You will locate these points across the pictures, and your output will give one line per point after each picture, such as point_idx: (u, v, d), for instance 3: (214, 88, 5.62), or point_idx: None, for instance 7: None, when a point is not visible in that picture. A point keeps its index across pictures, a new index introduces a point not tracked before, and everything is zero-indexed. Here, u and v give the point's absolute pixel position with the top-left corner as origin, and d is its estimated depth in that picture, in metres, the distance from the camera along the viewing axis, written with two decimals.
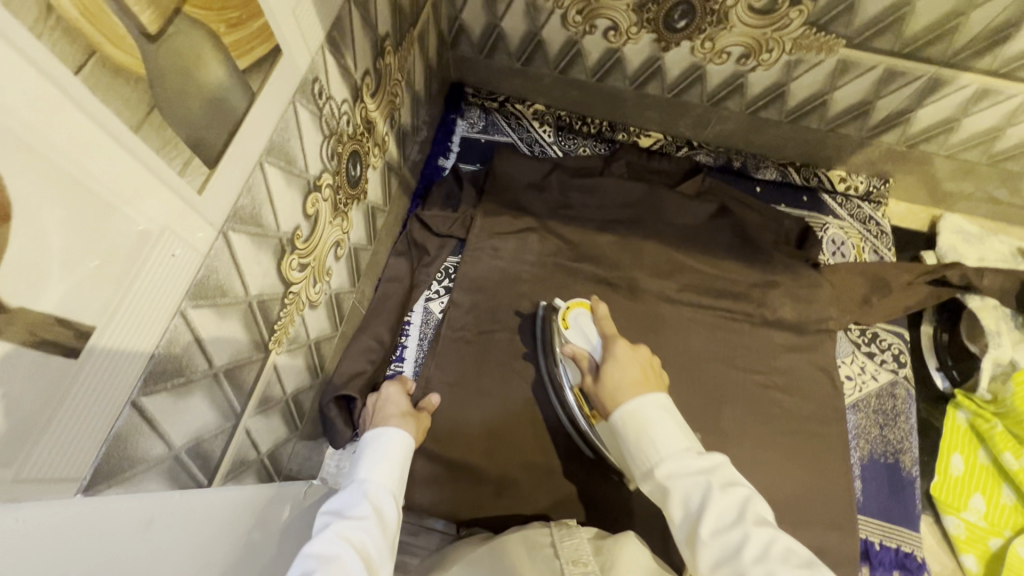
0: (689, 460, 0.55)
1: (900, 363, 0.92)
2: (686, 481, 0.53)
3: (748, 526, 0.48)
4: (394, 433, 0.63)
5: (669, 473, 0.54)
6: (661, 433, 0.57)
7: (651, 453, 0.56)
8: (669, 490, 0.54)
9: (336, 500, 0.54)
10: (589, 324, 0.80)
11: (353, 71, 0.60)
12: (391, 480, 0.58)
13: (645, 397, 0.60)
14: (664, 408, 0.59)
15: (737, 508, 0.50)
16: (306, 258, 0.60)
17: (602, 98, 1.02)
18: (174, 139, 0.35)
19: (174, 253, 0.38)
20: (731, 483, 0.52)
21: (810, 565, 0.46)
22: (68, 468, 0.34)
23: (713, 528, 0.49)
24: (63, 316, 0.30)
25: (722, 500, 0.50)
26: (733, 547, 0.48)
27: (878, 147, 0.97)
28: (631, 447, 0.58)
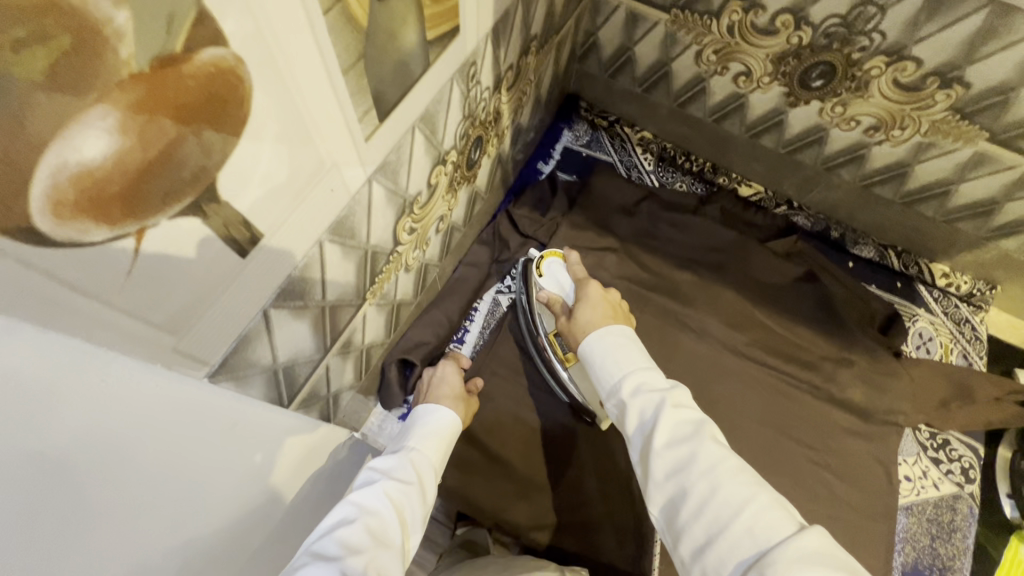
0: (648, 379, 0.53)
1: (968, 479, 0.86)
2: (641, 395, 0.52)
3: (701, 441, 0.47)
4: (447, 413, 0.66)
5: (629, 390, 0.53)
6: (624, 356, 0.55)
7: (613, 374, 0.55)
8: (625, 407, 0.52)
9: (386, 457, 0.57)
10: (562, 270, 0.74)
11: (502, 61, 0.63)
12: (436, 453, 0.60)
13: (601, 329, 0.59)
14: (630, 337, 0.58)
15: (693, 423, 0.49)
16: (417, 224, 0.64)
17: (712, 140, 1.02)
18: (365, 89, 0.39)
19: (333, 188, 0.42)
20: (684, 403, 0.51)
21: (759, 483, 0.46)
22: (208, 352, 0.37)
23: (666, 440, 0.48)
24: (249, 218, 0.34)
25: (676, 416, 0.49)
26: (682, 462, 0.47)
27: (993, 250, 0.92)
28: (596, 369, 0.56)
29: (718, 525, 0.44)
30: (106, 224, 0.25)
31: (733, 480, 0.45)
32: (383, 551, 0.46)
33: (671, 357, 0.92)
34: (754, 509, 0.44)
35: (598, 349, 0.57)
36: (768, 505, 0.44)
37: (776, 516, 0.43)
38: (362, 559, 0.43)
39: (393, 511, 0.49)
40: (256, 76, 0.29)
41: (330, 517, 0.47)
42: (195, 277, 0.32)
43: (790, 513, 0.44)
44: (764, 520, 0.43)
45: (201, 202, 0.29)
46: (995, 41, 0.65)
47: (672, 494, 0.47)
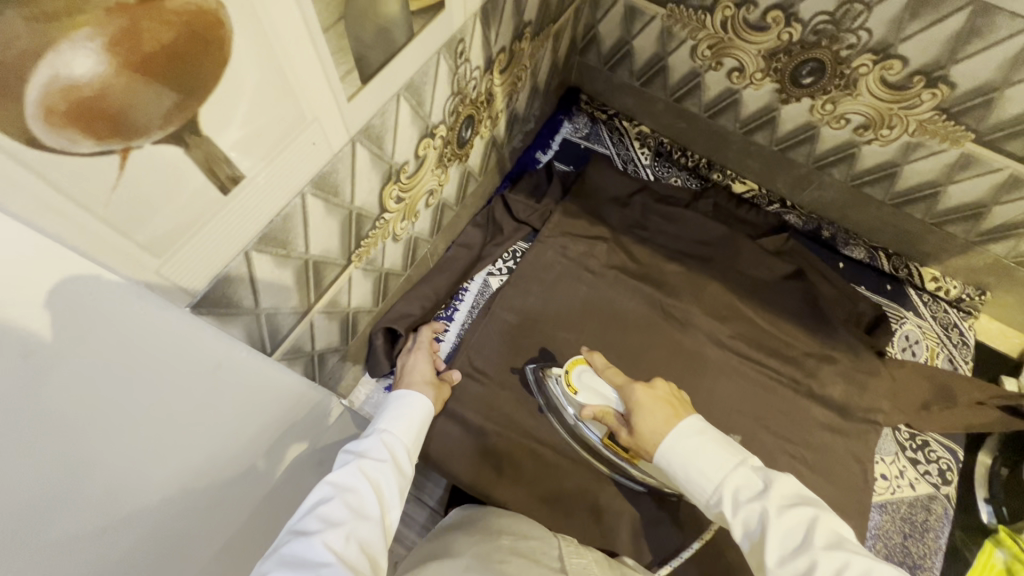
0: (741, 483, 0.53)
1: (945, 481, 0.86)
2: (741, 506, 0.52)
3: (815, 551, 0.46)
4: (419, 398, 0.68)
5: (727, 501, 0.53)
6: (709, 463, 0.55)
7: (705, 485, 0.54)
8: (729, 520, 0.52)
9: (361, 439, 0.60)
10: (594, 376, 0.71)
11: (493, 43, 0.66)
12: (410, 433, 0.63)
13: (677, 436, 0.57)
14: (709, 433, 0.57)
15: (805, 528, 0.48)
16: (405, 193, 0.67)
17: (708, 136, 1.04)
18: (346, 49, 0.42)
19: (315, 142, 0.45)
20: (789, 502, 0.50)
21: None
22: (190, 280, 0.41)
23: (779, 554, 0.48)
24: (230, 157, 0.37)
25: (784, 522, 0.49)
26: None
27: (983, 255, 0.92)
28: (686, 481, 0.56)
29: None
30: (92, 138, 0.28)
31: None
32: (364, 523, 0.50)
33: (654, 346, 0.93)
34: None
35: (679, 461, 0.56)
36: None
37: None
38: (343, 532, 0.48)
39: (370, 487, 0.53)
40: (236, 24, 0.32)
41: (311, 497, 0.51)
42: (175, 206, 0.36)
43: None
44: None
45: (183, 133, 0.33)
46: (979, 41, 0.66)
47: None
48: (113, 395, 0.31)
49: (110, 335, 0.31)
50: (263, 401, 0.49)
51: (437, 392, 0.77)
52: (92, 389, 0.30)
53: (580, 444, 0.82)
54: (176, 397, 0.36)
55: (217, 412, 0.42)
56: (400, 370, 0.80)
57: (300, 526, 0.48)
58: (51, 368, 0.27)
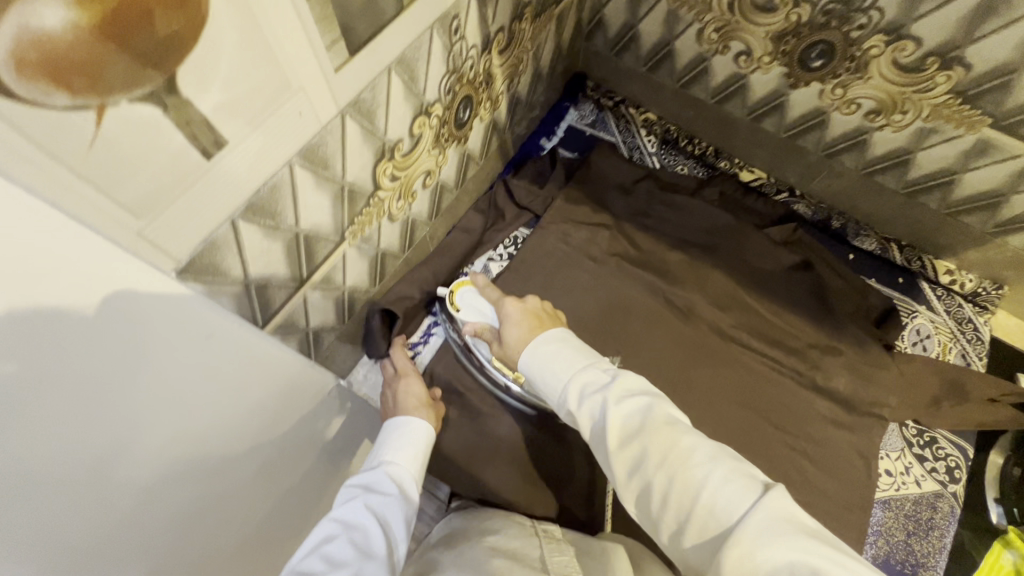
0: (589, 378, 0.53)
1: (953, 478, 0.83)
2: (586, 399, 0.52)
3: (650, 433, 0.48)
4: (422, 421, 0.70)
5: (575, 397, 0.53)
6: (558, 361, 0.55)
7: (556, 384, 0.55)
8: (575, 413, 0.53)
9: (364, 472, 0.62)
10: (475, 296, 0.81)
11: (490, 22, 0.66)
12: (414, 463, 0.65)
13: (536, 340, 0.58)
14: (563, 339, 0.58)
15: (642, 412, 0.50)
16: (400, 171, 0.67)
17: (715, 123, 1.02)
18: (331, 18, 0.42)
19: (301, 112, 0.45)
20: (630, 392, 0.51)
21: (712, 458, 0.47)
22: (176, 246, 0.41)
23: (619, 440, 0.49)
24: (211, 121, 0.38)
25: (624, 410, 0.50)
26: (639, 458, 0.48)
27: (1001, 248, 0.89)
28: (539, 382, 0.57)
29: (684, 512, 0.45)
30: (67, 93, 0.29)
31: (689, 464, 0.47)
32: (368, 561, 0.50)
33: (655, 335, 0.91)
34: (712, 491, 0.45)
35: (536, 364, 0.57)
36: (725, 479, 0.45)
37: (735, 489, 0.45)
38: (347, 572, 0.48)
39: (377, 521, 0.54)
40: None
41: (314, 535, 0.53)
42: (155, 167, 0.36)
43: (747, 479, 0.46)
44: (725, 495, 0.44)
45: (160, 93, 0.34)
46: (995, 19, 0.64)
47: (640, 490, 0.48)
48: (132, 364, 0.40)
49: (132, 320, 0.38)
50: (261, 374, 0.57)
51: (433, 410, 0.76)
52: (86, 352, 0.35)
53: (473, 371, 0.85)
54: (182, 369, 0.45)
55: (217, 384, 0.50)
56: (390, 401, 0.76)
57: (304, 568, 0.49)
58: (83, 343, 0.35)
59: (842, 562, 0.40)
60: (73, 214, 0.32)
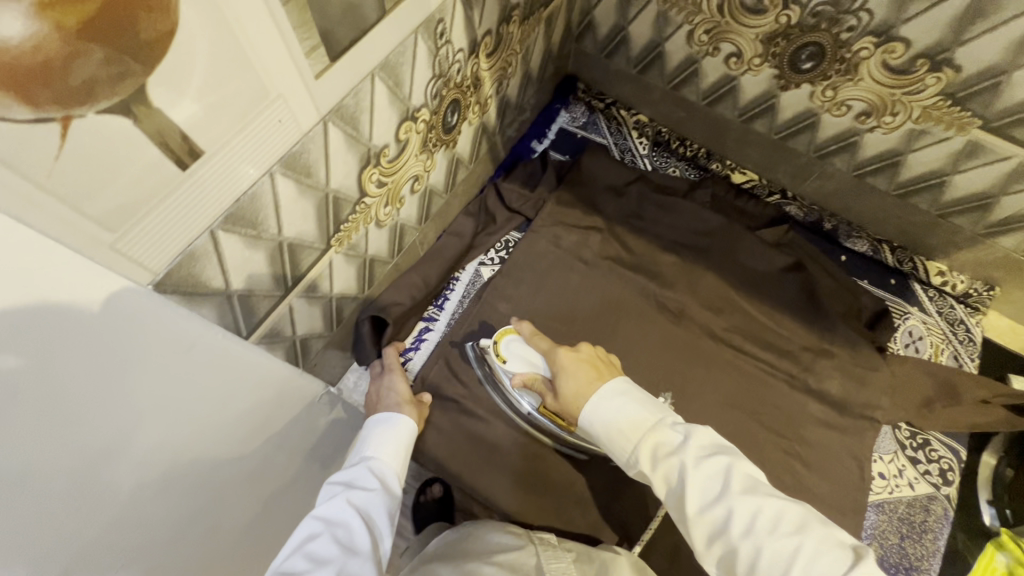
0: (661, 439, 0.53)
1: (946, 481, 0.83)
2: (660, 463, 0.52)
3: (733, 499, 0.47)
4: (404, 418, 0.68)
5: (648, 461, 0.52)
6: (627, 421, 0.54)
7: (625, 445, 0.54)
8: (650, 477, 0.52)
9: (346, 469, 0.60)
10: (522, 345, 0.71)
11: (476, 25, 0.65)
12: (396, 458, 0.63)
13: (598, 401, 0.56)
14: (629, 392, 0.56)
15: (722, 477, 0.49)
16: (386, 177, 0.66)
17: (706, 124, 1.02)
18: (309, 24, 0.41)
19: (281, 120, 0.44)
20: (706, 452, 0.50)
21: (802, 527, 0.45)
22: (152, 258, 0.40)
23: (698, 505, 0.49)
24: (185, 130, 0.37)
25: (700, 474, 0.49)
26: (720, 523, 0.47)
27: (992, 249, 0.88)
28: (606, 441, 0.56)
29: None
30: (29, 106, 0.28)
31: (774, 534, 0.45)
32: (353, 559, 0.49)
33: (647, 339, 0.91)
34: (802, 563, 0.43)
35: (600, 423, 0.56)
36: (815, 553, 0.44)
37: (825, 560, 0.43)
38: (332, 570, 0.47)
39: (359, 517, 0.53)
40: None
41: (297, 534, 0.51)
42: (127, 178, 0.35)
43: (838, 547, 0.44)
44: (817, 570, 0.43)
45: (129, 104, 0.33)
46: (984, 22, 0.63)
47: (721, 555, 0.47)
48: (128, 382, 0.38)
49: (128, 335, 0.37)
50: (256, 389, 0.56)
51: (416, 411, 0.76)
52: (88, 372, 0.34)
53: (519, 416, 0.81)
54: (181, 383, 0.43)
55: (215, 400, 0.49)
56: (373, 396, 0.76)
57: (286, 568, 0.47)
58: (83, 359, 0.34)
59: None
60: (43, 231, 0.31)
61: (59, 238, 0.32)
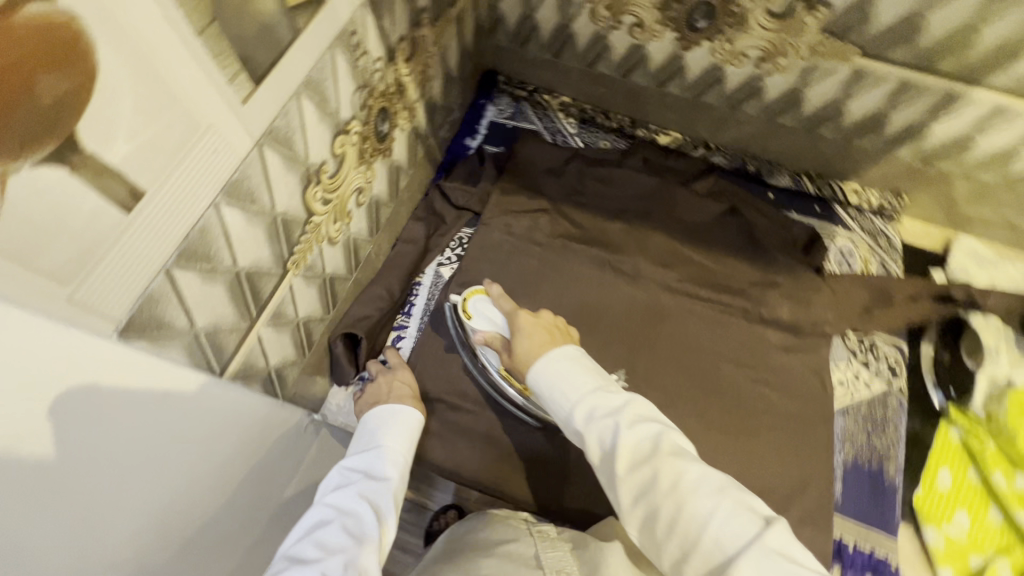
0: (600, 401, 0.55)
1: (896, 375, 0.92)
2: (595, 421, 0.54)
3: (661, 459, 0.50)
4: (412, 411, 0.70)
5: (585, 419, 0.55)
6: (569, 380, 0.57)
7: (563, 404, 0.56)
8: (583, 434, 0.55)
9: (358, 457, 0.63)
10: (487, 305, 0.81)
11: (390, 33, 0.67)
12: (403, 445, 0.66)
13: (549, 355, 0.60)
14: (575, 358, 0.60)
15: (652, 441, 0.52)
16: (330, 194, 0.66)
17: (625, 95, 1.07)
18: (227, 51, 0.42)
19: (216, 151, 0.45)
20: (641, 418, 0.53)
21: (720, 489, 0.49)
22: (110, 307, 0.40)
23: (627, 464, 0.51)
24: (123, 171, 0.37)
25: (633, 435, 0.52)
26: (647, 482, 0.50)
27: (894, 162, 0.98)
28: (547, 401, 0.58)
29: (690, 541, 0.47)
30: None
31: (699, 494, 0.48)
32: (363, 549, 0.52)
33: (610, 304, 0.95)
34: (720, 521, 0.47)
35: (546, 382, 0.58)
36: (732, 515, 0.47)
37: (743, 522, 0.46)
38: (339, 559, 0.50)
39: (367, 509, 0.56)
40: (95, 33, 0.32)
41: (306, 521, 0.55)
42: (77, 235, 0.36)
43: (752, 513, 0.47)
44: (732, 529, 0.46)
45: (63, 151, 0.33)
46: None
47: (644, 515, 0.50)
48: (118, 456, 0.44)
49: (85, 408, 0.40)
50: (226, 429, 0.59)
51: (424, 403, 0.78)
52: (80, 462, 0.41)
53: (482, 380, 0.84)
54: (143, 437, 0.46)
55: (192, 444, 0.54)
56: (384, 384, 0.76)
57: (296, 554, 0.51)
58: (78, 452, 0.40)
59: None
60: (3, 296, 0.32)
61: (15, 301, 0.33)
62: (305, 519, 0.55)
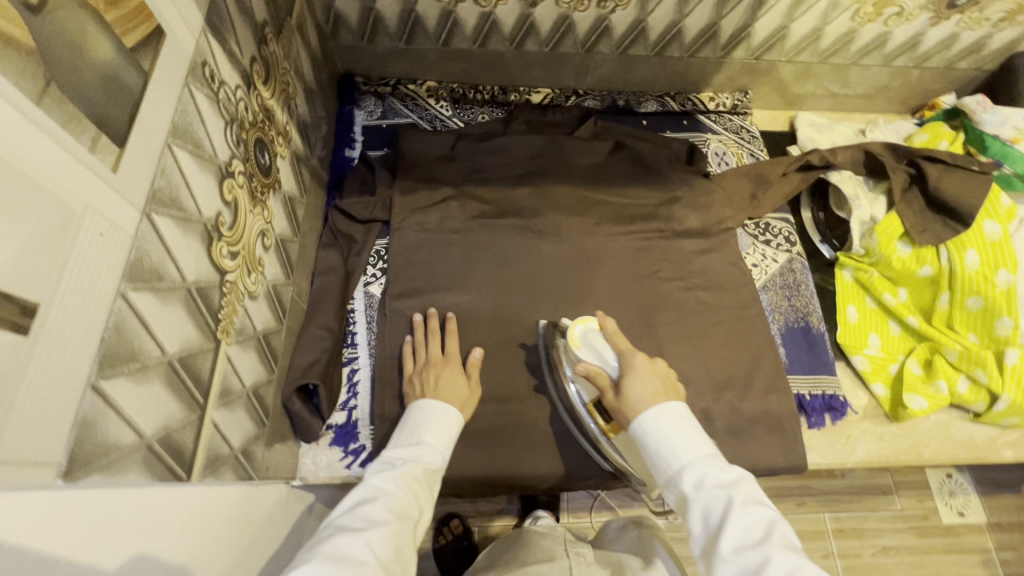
0: (711, 473, 0.58)
1: (792, 243, 1.06)
2: (705, 490, 0.56)
3: (773, 548, 0.50)
4: (455, 412, 0.73)
5: (694, 486, 0.58)
6: (680, 440, 0.60)
7: (673, 464, 0.60)
8: (688, 498, 0.57)
9: (405, 449, 0.67)
10: (600, 340, 0.76)
11: (239, 57, 0.60)
12: (443, 450, 0.69)
13: (657, 409, 0.63)
14: (686, 415, 0.63)
15: (765, 529, 0.52)
16: (235, 246, 0.60)
17: (487, 64, 1.08)
18: (76, 115, 0.36)
19: (102, 233, 0.38)
20: (754, 502, 0.54)
21: None
22: (41, 450, 0.33)
23: (733, 545, 0.52)
24: (6, 289, 0.30)
25: (743, 516, 0.53)
26: (751, 567, 0.50)
27: (733, 64, 1.10)
28: (652, 454, 0.62)
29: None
30: None
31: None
32: (402, 525, 0.56)
33: (543, 264, 0.97)
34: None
35: (653, 433, 0.62)
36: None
37: None
38: (381, 533, 0.54)
39: (408, 494, 0.60)
40: None
41: (355, 494, 0.58)
42: None
43: None
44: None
45: None
46: None
47: None
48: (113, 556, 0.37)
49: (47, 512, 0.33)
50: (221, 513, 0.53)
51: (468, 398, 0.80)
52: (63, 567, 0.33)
53: (566, 417, 0.86)
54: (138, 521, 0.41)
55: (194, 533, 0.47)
56: (424, 385, 0.78)
57: (343, 523, 0.54)
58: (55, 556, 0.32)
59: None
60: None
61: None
62: (353, 494, 0.59)
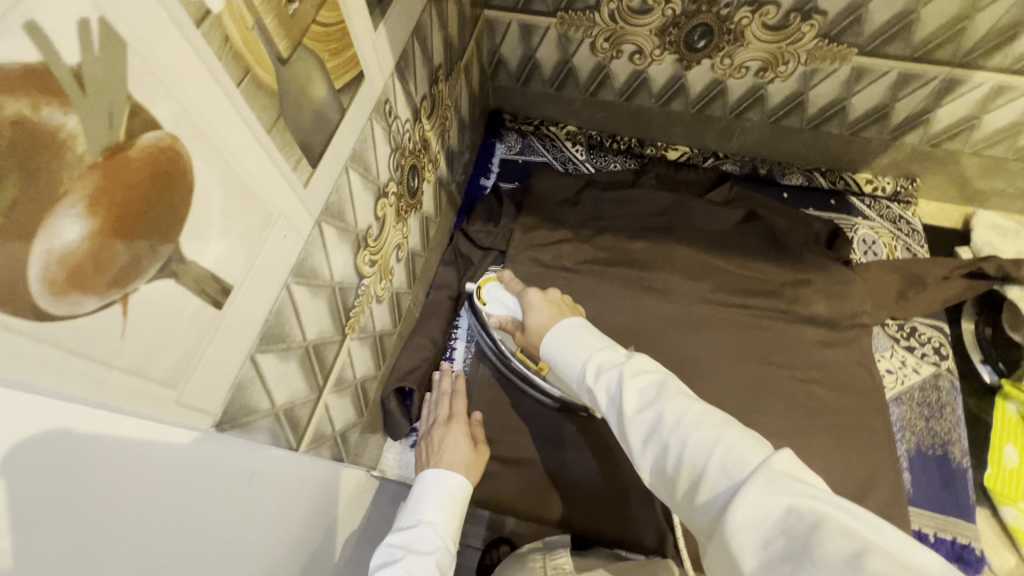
0: (607, 358, 0.54)
1: (942, 356, 0.92)
2: (603, 374, 0.53)
3: (665, 400, 0.48)
4: (459, 478, 0.71)
5: (592, 373, 0.54)
6: (579, 344, 0.57)
7: (575, 364, 0.56)
8: (593, 390, 0.53)
9: (404, 533, 0.63)
10: (501, 289, 0.77)
11: (414, 95, 0.70)
12: (449, 519, 0.66)
13: (554, 330, 0.60)
14: (583, 325, 0.60)
15: (657, 386, 0.50)
16: (376, 255, 0.68)
17: (629, 117, 1.10)
18: (291, 142, 0.44)
19: (285, 235, 0.46)
20: (646, 368, 0.52)
21: (725, 424, 0.46)
22: (206, 402, 0.41)
23: (633, 407, 0.49)
24: (216, 272, 0.39)
25: (635, 384, 0.50)
26: (654, 424, 0.48)
27: (903, 148, 1.00)
28: (560, 364, 0.58)
29: (697, 473, 0.44)
30: (94, 295, 0.29)
31: (700, 426, 0.45)
32: None
33: (644, 320, 0.95)
34: (723, 451, 0.44)
35: (557, 348, 0.59)
36: (736, 441, 0.44)
37: (745, 450, 0.43)
38: None
39: None
40: (193, 150, 0.34)
41: None
42: (189, 319, 0.37)
43: (758, 443, 0.44)
44: (734, 454, 0.43)
45: (170, 263, 0.34)
46: None
47: (656, 454, 0.48)
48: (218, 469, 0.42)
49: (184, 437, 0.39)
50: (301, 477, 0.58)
51: (476, 461, 0.77)
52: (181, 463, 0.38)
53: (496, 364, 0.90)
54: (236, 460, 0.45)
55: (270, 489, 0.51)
56: (430, 447, 0.77)
57: None
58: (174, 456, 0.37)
59: (840, 503, 0.37)
60: (28, 386, 0.26)
61: (51, 392, 0.27)
62: None
